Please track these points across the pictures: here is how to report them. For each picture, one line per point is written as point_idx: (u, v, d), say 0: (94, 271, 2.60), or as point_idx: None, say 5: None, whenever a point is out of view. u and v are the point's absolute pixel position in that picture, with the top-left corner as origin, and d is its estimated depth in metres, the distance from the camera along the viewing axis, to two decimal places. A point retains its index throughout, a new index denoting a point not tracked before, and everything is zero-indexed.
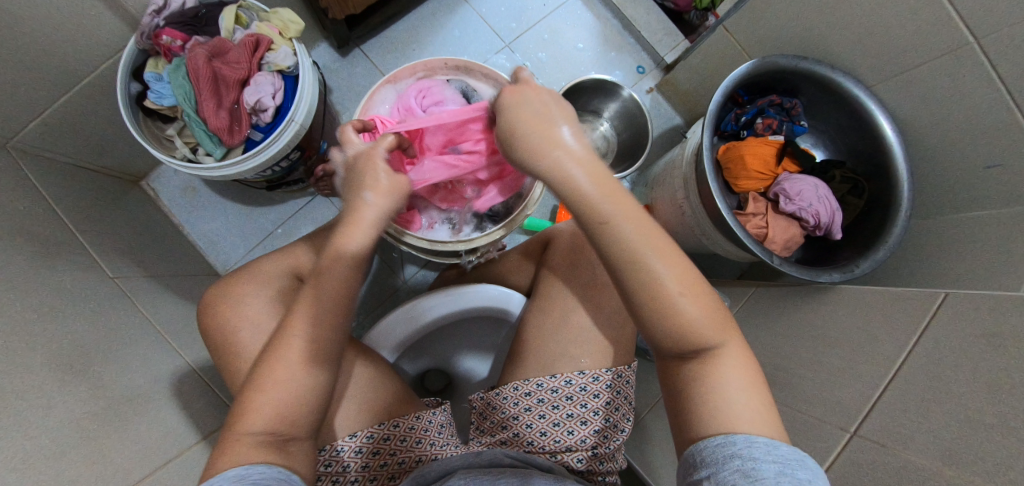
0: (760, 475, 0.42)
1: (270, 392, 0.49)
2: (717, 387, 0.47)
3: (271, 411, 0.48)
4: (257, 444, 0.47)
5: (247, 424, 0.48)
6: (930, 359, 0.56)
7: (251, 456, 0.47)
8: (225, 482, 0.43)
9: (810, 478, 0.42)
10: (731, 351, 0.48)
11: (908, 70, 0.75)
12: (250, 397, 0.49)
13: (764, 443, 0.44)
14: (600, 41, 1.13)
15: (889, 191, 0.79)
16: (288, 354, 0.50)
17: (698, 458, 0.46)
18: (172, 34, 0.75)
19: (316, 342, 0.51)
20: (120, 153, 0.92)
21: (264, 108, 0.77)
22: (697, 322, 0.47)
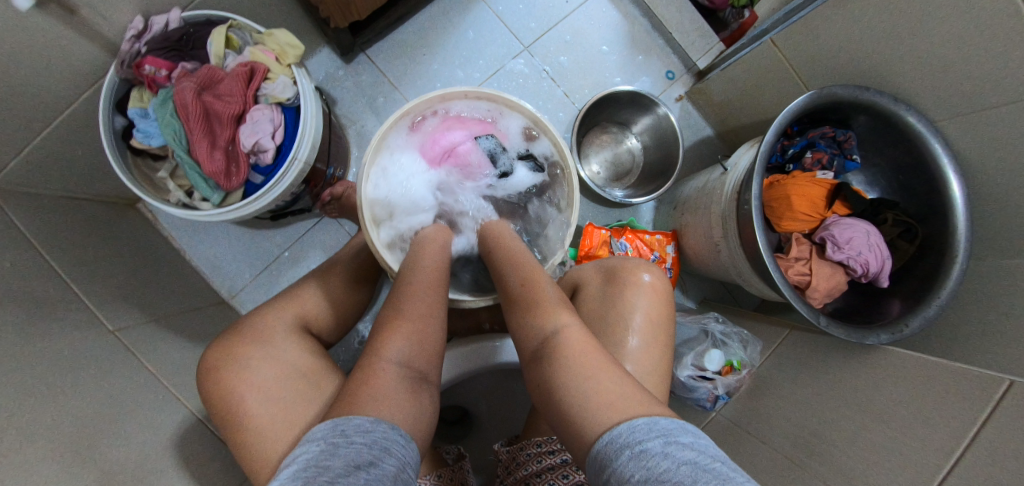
0: (647, 456, 0.41)
1: (401, 337, 0.54)
2: (578, 370, 0.51)
3: (408, 346, 0.53)
4: (396, 377, 0.51)
5: (388, 353, 0.52)
6: (995, 462, 0.53)
7: (395, 391, 0.50)
8: (357, 428, 0.45)
9: (695, 443, 0.43)
10: (578, 342, 0.54)
11: (982, 110, 0.67)
12: (382, 337, 0.54)
13: (643, 424, 0.44)
14: (628, 43, 1.03)
15: (946, 239, 0.72)
16: (414, 301, 0.56)
17: (596, 463, 0.45)
18: (155, 64, 0.66)
19: (432, 301, 0.57)
20: (110, 179, 0.85)
21: (264, 150, 0.69)
22: (542, 308, 0.58)
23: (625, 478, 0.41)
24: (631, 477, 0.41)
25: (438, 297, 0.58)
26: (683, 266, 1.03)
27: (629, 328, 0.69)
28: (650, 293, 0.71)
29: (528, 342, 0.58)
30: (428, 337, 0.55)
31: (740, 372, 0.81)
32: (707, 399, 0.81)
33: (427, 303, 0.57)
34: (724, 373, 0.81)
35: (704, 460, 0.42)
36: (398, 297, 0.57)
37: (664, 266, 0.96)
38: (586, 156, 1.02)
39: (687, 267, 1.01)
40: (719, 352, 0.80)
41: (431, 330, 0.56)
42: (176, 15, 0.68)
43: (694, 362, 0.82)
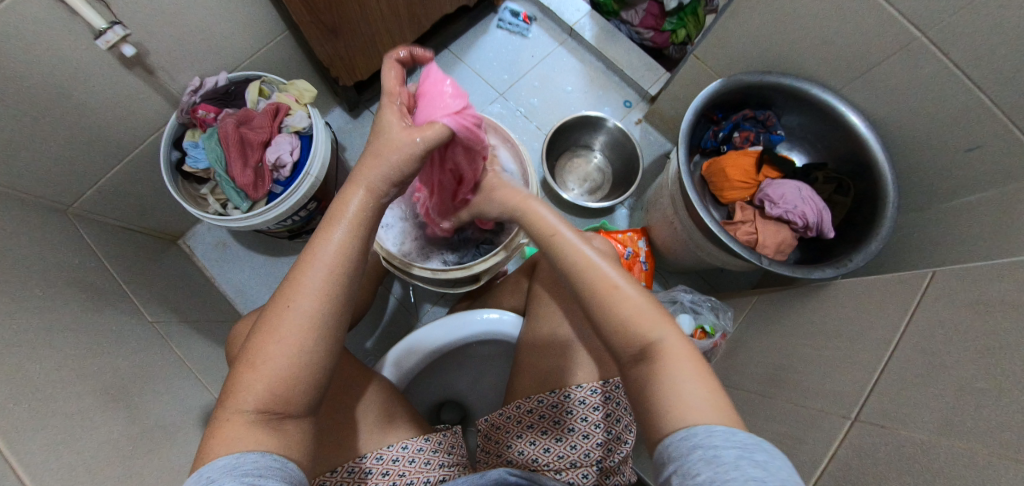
0: (722, 462, 0.40)
1: (263, 370, 0.45)
2: (671, 375, 0.48)
3: (263, 384, 0.45)
4: (249, 422, 0.44)
5: (240, 400, 0.44)
6: (924, 339, 0.55)
7: (243, 436, 0.43)
8: (216, 472, 0.40)
9: (773, 461, 0.41)
10: (674, 347, 0.51)
11: (867, 71, 0.78)
12: (239, 375, 0.46)
13: (721, 431, 0.43)
14: (587, 82, 1.23)
15: (874, 186, 0.80)
16: (285, 334, 0.46)
17: (666, 453, 0.45)
18: (206, 108, 0.88)
19: (318, 316, 0.47)
20: (161, 215, 1.04)
21: (283, 164, 0.87)
22: (636, 316, 0.52)
23: (692, 474, 0.41)
24: (695, 476, 0.40)
25: (342, 300, 0.49)
26: (660, 263, 1.11)
27: None
28: (598, 259, 0.81)
29: (622, 346, 0.53)
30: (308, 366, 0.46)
31: (712, 337, 0.86)
32: None
33: (313, 312, 0.47)
34: (697, 338, 0.86)
35: (778, 478, 0.39)
36: (269, 321, 0.47)
37: (639, 259, 1.04)
38: (559, 175, 1.17)
39: (663, 262, 1.09)
40: (689, 316, 0.86)
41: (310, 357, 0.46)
42: (223, 76, 0.90)
43: None
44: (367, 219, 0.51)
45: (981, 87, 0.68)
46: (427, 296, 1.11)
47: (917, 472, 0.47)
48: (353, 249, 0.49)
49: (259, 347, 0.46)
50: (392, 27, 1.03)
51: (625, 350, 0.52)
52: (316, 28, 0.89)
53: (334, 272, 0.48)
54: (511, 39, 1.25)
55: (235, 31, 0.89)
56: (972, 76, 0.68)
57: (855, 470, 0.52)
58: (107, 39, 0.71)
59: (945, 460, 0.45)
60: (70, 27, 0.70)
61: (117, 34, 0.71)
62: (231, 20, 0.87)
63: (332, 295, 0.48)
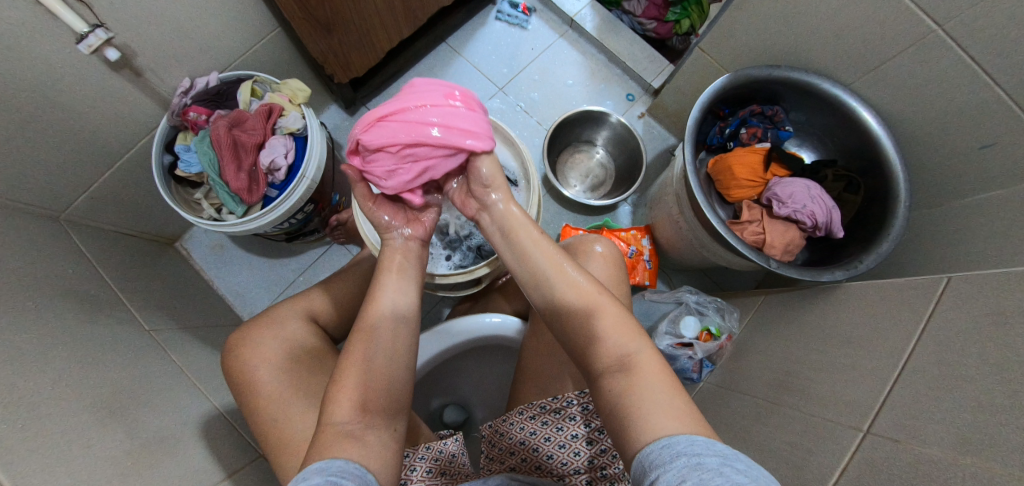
0: (705, 468, 0.39)
1: (349, 390, 0.52)
2: (642, 384, 0.48)
3: (353, 398, 0.52)
4: (341, 432, 0.49)
5: (332, 416, 0.50)
6: (940, 348, 0.54)
7: (335, 445, 0.48)
8: (309, 474, 0.44)
9: (753, 470, 0.40)
10: (646, 356, 0.50)
11: (880, 65, 0.76)
12: (327, 401, 0.52)
13: (703, 441, 0.42)
14: (589, 75, 1.20)
15: (885, 184, 0.78)
16: (367, 358, 0.55)
17: (645, 463, 0.43)
18: (198, 110, 0.85)
19: (386, 352, 0.56)
20: (157, 219, 1.03)
21: (278, 168, 0.85)
22: (610, 329, 0.53)
23: (677, 482, 0.39)
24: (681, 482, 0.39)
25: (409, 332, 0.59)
26: (664, 260, 1.09)
27: None
28: (600, 259, 0.79)
29: (598, 356, 0.52)
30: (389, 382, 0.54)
31: (718, 338, 0.84)
32: (692, 368, 0.85)
33: (385, 341, 0.56)
34: (702, 339, 0.84)
35: (761, 485, 0.38)
36: (350, 352, 0.55)
37: (643, 258, 1.03)
38: (561, 171, 1.15)
39: (667, 260, 1.07)
40: (693, 318, 0.86)
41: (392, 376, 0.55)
42: (214, 76, 0.88)
43: (671, 331, 0.87)
44: (402, 285, 0.62)
45: (999, 81, 0.66)
46: (428, 297, 1.09)
47: None
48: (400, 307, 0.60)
49: (343, 377, 0.53)
50: (388, 21, 0.99)
51: (602, 360, 0.52)
52: (310, 24, 0.86)
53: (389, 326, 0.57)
54: (510, 31, 1.21)
55: (225, 29, 0.86)
56: (992, 71, 0.66)
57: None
58: (89, 42, 0.69)
59: (962, 479, 0.44)
60: (52, 30, 0.67)
61: (100, 37, 0.69)
62: (220, 17, 0.84)
63: (393, 341, 0.57)
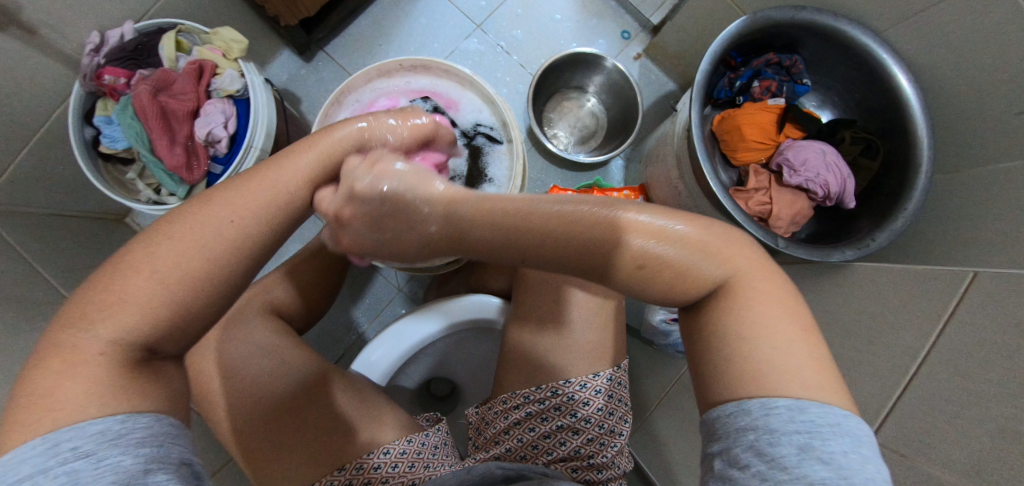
0: (777, 456, 0.34)
1: (137, 297, 0.36)
2: (753, 320, 0.39)
3: (134, 317, 0.36)
4: (109, 355, 0.35)
5: (98, 325, 0.35)
6: (958, 354, 0.50)
7: (86, 381, 0.34)
8: (88, 442, 0.32)
9: (842, 449, 0.34)
10: (743, 278, 0.40)
11: (922, 11, 0.67)
12: (103, 294, 0.36)
13: (784, 408, 0.35)
14: (579, 8, 1.05)
15: (906, 150, 0.70)
16: (192, 244, 0.39)
17: (713, 425, 0.38)
18: (114, 73, 0.71)
19: (237, 245, 0.40)
20: (98, 194, 0.92)
21: (217, 139, 0.73)
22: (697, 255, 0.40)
23: (742, 466, 0.35)
24: (745, 467, 0.35)
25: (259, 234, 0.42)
26: None
27: None
28: None
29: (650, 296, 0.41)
30: (186, 307, 0.38)
31: None
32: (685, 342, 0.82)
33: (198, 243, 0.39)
34: None
35: (845, 471, 0.33)
36: (171, 230, 0.39)
37: None
38: (548, 122, 1.04)
39: None
40: None
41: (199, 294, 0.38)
42: (128, 27, 0.73)
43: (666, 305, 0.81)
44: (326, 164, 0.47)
45: None
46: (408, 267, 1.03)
47: None
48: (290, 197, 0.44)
49: (142, 265, 0.37)
50: None
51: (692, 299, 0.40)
52: None
53: (256, 218, 0.42)
54: None
55: None
56: None
57: None
58: None
59: None
60: None
61: None
62: None
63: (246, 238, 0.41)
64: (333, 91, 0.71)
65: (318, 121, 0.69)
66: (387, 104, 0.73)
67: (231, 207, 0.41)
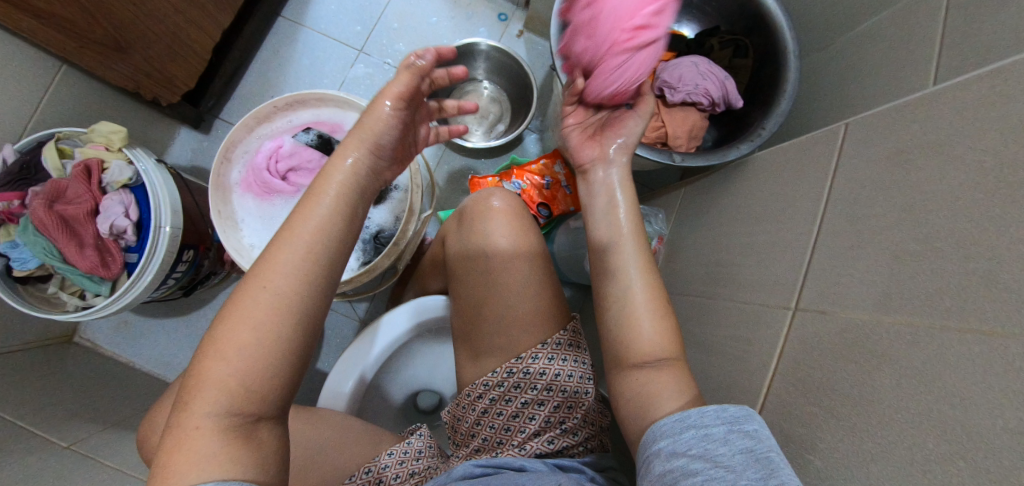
0: (711, 439, 0.41)
1: (225, 374, 0.40)
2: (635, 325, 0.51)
3: (227, 394, 0.39)
4: (218, 428, 0.39)
5: (195, 406, 0.39)
6: (850, 202, 0.52)
7: (201, 460, 0.37)
8: None
9: (758, 429, 0.42)
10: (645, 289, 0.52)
11: None
12: (196, 377, 0.40)
13: (713, 409, 0.43)
14: (451, 6, 1.09)
15: (768, 39, 0.73)
16: (262, 309, 0.41)
17: (655, 432, 0.44)
18: (4, 197, 0.72)
19: (293, 301, 0.42)
20: (33, 318, 0.91)
21: (122, 229, 0.73)
22: (644, 276, 0.53)
23: (684, 451, 0.41)
24: (688, 452, 0.41)
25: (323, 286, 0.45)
26: None
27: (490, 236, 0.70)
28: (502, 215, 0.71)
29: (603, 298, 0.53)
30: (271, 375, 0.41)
31: (650, 246, 0.81)
32: None
33: (272, 313, 0.42)
34: None
35: (766, 445, 0.41)
36: (245, 290, 0.42)
37: (560, 185, 0.96)
38: (453, 119, 1.05)
39: None
40: None
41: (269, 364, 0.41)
42: (7, 149, 0.74)
43: None
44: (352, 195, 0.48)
45: None
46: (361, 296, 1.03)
47: (864, 354, 0.45)
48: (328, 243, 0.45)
49: (227, 338, 0.40)
50: (203, 18, 0.86)
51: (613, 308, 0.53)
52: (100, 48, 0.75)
53: (301, 268, 0.43)
54: None
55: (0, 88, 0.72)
56: None
57: (807, 363, 0.50)
58: None
59: (888, 337, 0.43)
60: None
61: None
62: None
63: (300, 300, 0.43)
64: (217, 151, 0.72)
65: (211, 181, 0.70)
66: (272, 146, 0.74)
67: (266, 279, 0.42)
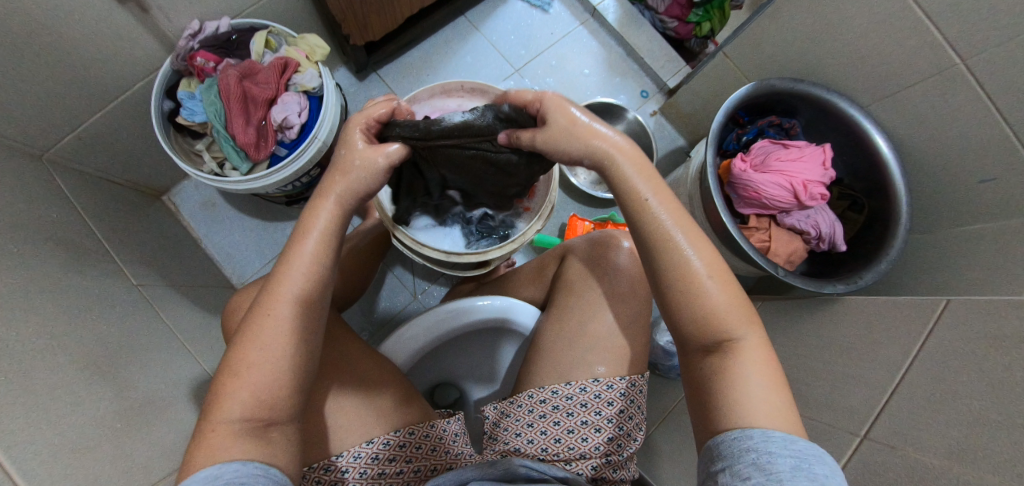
0: (776, 470, 0.41)
1: (248, 373, 0.48)
2: (734, 390, 0.47)
3: (248, 390, 0.47)
4: (235, 432, 0.46)
5: (224, 410, 0.46)
6: (937, 363, 0.57)
7: (232, 446, 0.45)
8: (196, 483, 0.41)
9: (830, 476, 0.41)
10: (751, 346, 0.49)
11: (900, 91, 0.79)
12: (219, 389, 0.48)
13: (782, 439, 0.43)
14: (605, 67, 1.20)
15: (886, 205, 0.82)
16: (271, 325, 0.49)
17: (719, 450, 0.45)
18: (205, 56, 0.80)
19: (297, 318, 0.50)
20: (145, 168, 0.97)
21: (290, 126, 0.81)
22: (726, 311, 0.50)
23: (743, 475, 0.42)
24: (747, 477, 0.41)
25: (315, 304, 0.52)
26: None
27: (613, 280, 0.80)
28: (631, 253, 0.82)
29: (696, 334, 0.51)
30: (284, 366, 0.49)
31: None
32: None
33: (283, 325, 0.50)
34: None
35: None
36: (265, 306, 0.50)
37: None
38: None
39: None
40: None
41: (280, 364, 0.49)
42: (225, 22, 0.82)
43: None
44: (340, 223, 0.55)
45: (1008, 119, 0.68)
46: (427, 274, 1.08)
47: None
48: (322, 271, 0.53)
49: (246, 349, 0.49)
50: None
51: (697, 338, 0.51)
52: None
53: (303, 291, 0.51)
54: (530, 12, 1.20)
55: None
56: (1003, 109, 0.68)
57: None
58: None
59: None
60: None
61: None
62: None
63: (300, 307, 0.51)
64: (399, 101, 0.81)
65: None
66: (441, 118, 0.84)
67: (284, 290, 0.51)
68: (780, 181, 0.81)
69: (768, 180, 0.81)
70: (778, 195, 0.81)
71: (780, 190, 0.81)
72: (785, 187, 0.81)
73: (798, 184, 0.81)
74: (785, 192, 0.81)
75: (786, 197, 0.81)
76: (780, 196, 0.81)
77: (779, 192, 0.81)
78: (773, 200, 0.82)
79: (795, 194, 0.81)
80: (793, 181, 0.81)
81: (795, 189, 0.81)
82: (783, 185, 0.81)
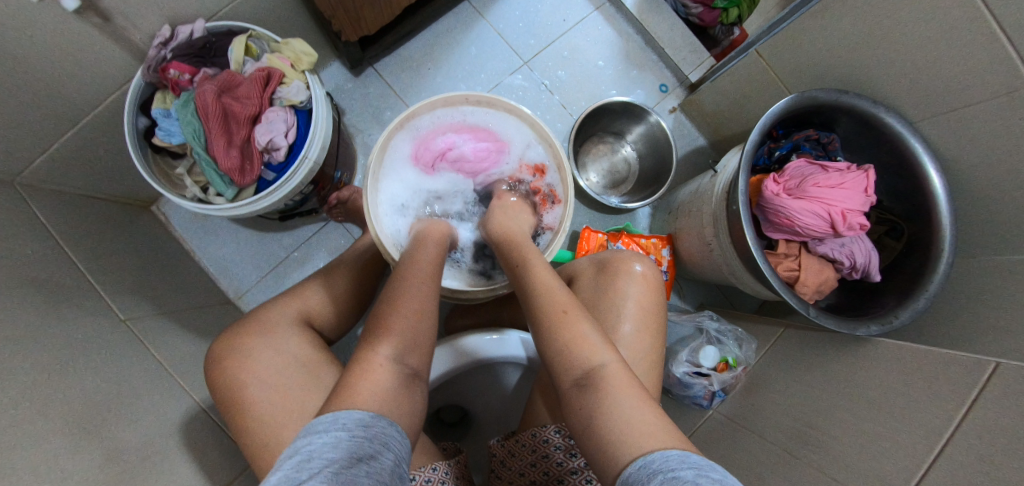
0: (679, 481, 0.39)
1: (400, 327, 0.53)
2: (614, 419, 0.47)
3: (399, 342, 0.52)
4: (392, 372, 0.50)
5: (379, 352, 0.51)
6: (983, 441, 0.53)
7: (383, 382, 0.49)
8: (341, 425, 0.43)
9: (725, 478, 0.40)
10: (615, 369, 0.51)
11: (957, 110, 0.70)
12: (376, 332, 0.53)
13: (677, 455, 0.42)
14: (622, 58, 1.10)
15: (929, 234, 0.75)
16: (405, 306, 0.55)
17: (628, 484, 0.42)
18: (179, 68, 0.71)
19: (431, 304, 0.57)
20: (128, 180, 0.91)
21: (277, 147, 0.73)
22: (585, 340, 0.54)
23: None
24: None
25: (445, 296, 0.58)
26: (680, 271, 1.06)
27: (622, 315, 0.74)
28: (642, 281, 0.77)
29: (565, 372, 0.53)
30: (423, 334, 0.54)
31: (735, 369, 0.84)
32: (704, 396, 0.84)
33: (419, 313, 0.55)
34: (719, 370, 0.83)
35: None
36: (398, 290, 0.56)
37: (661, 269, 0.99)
38: (582, 163, 1.07)
39: (683, 272, 1.04)
40: (714, 348, 0.83)
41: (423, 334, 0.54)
42: (199, 25, 0.73)
43: (691, 360, 0.84)
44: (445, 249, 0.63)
45: None
46: None
47: None
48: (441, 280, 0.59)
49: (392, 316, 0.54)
50: None
51: (568, 377, 0.52)
52: None
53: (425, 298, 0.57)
54: None
55: None
56: None
57: None
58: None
59: None
60: None
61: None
62: None
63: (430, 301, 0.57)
64: (398, 116, 0.73)
65: (381, 144, 0.71)
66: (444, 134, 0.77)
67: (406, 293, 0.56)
68: (818, 208, 0.74)
69: (806, 205, 0.74)
70: (813, 223, 0.74)
71: (817, 218, 0.74)
72: (823, 214, 0.74)
73: (836, 213, 0.74)
74: (822, 220, 0.74)
75: (822, 225, 0.74)
76: (816, 224, 0.74)
77: (815, 220, 0.74)
78: (809, 227, 0.75)
79: (831, 224, 0.74)
80: (831, 209, 0.74)
81: (832, 217, 0.74)
82: (821, 212, 0.74)
